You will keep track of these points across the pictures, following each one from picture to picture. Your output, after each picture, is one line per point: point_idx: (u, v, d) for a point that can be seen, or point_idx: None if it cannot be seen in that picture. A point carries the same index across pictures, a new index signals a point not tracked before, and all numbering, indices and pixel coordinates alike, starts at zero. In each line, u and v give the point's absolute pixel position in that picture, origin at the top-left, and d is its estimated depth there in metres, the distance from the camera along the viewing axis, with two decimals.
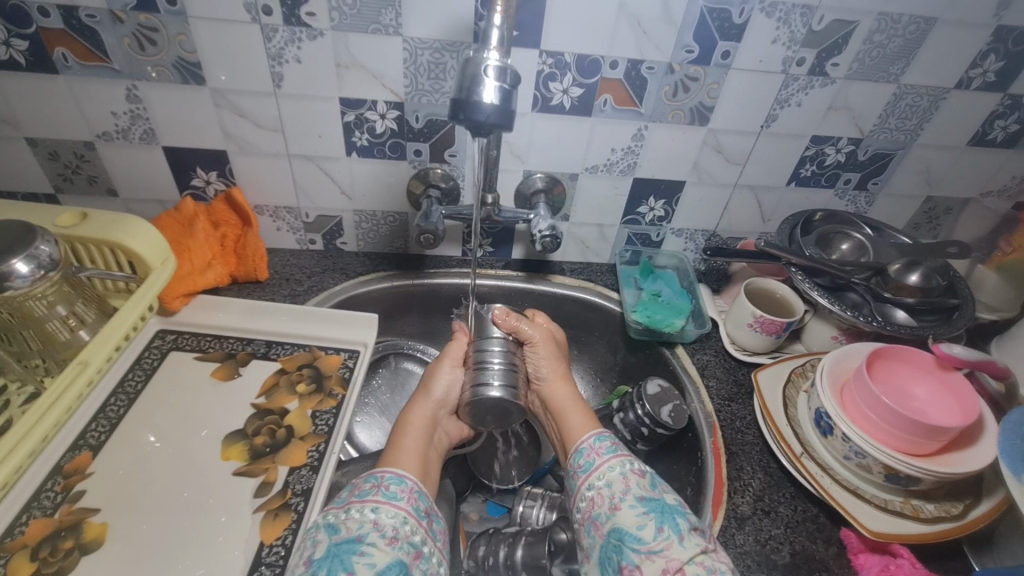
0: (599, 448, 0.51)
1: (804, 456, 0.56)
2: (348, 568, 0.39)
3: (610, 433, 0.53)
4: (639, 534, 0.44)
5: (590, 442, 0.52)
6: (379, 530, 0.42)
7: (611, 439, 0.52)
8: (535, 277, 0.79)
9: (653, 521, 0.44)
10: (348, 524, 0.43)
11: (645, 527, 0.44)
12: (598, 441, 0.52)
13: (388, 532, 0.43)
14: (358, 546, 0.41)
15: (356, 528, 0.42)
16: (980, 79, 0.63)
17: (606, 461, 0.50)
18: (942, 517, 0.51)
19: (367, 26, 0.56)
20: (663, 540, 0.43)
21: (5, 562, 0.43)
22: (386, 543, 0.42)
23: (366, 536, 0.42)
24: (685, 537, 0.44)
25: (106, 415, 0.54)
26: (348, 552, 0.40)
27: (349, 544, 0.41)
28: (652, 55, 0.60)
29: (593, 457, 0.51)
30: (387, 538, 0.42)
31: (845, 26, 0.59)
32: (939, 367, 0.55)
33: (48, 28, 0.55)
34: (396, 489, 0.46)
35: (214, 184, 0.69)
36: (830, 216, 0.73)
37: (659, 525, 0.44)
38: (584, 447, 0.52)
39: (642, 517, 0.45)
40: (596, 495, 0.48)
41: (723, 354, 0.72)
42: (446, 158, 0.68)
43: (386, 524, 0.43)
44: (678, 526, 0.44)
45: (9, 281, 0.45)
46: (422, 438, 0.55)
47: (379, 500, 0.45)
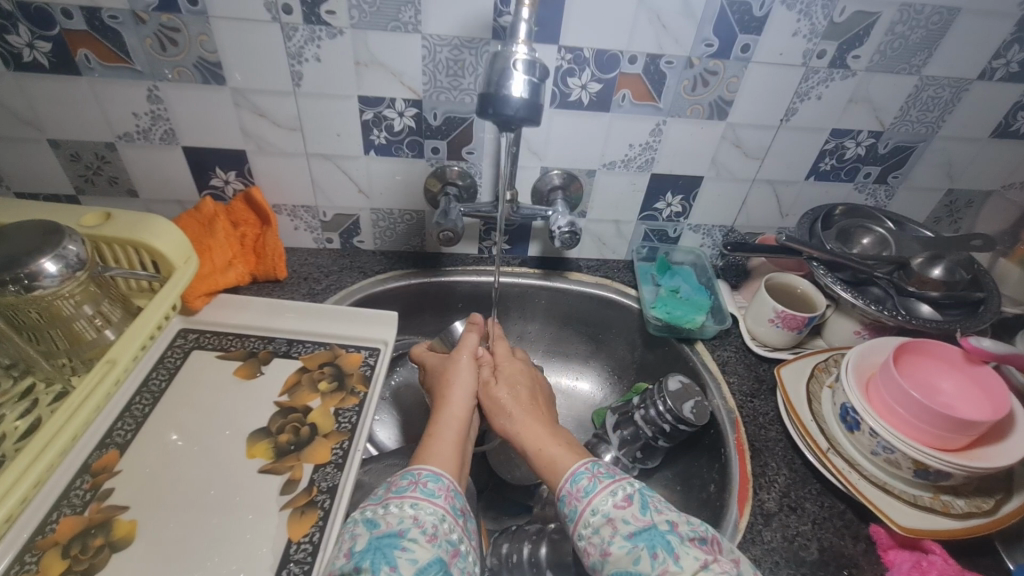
0: (579, 489, 0.47)
1: (831, 451, 0.56)
2: (391, 562, 0.39)
3: (584, 467, 0.48)
4: (637, 571, 0.40)
5: (567, 486, 0.47)
6: (420, 527, 0.42)
7: (586, 476, 0.47)
8: (551, 274, 0.79)
9: (645, 552, 0.41)
10: (387, 518, 0.43)
11: (640, 561, 0.40)
12: (575, 483, 0.47)
13: (428, 530, 0.43)
14: (400, 540, 0.41)
15: (396, 523, 0.42)
16: (1004, 70, 0.63)
17: (587, 502, 0.45)
18: (973, 513, 0.51)
19: (386, 24, 0.56)
20: (660, 568, 0.40)
21: (38, 560, 0.43)
22: (426, 540, 0.42)
23: (407, 532, 0.42)
24: (679, 555, 0.40)
25: (131, 414, 0.54)
26: (390, 547, 0.40)
27: (390, 538, 0.41)
28: (671, 49, 0.60)
29: (574, 502, 0.46)
30: (427, 535, 0.42)
31: (867, 17, 0.58)
32: (965, 361, 0.55)
33: (71, 30, 0.55)
34: (434, 486, 0.46)
35: (233, 184, 0.69)
36: (851, 210, 0.72)
37: (652, 553, 0.40)
38: (565, 492, 0.47)
39: (634, 551, 0.41)
40: (587, 544, 0.44)
41: (744, 350, 0.71)
42: (464, 155, 0.68)
43: (425, 520, 0.43)
44: (671, 545, 0.40)
45: (37, 280, 0.46)
46: (462, 431, 0.54)
47: (418, 497, 0.45)
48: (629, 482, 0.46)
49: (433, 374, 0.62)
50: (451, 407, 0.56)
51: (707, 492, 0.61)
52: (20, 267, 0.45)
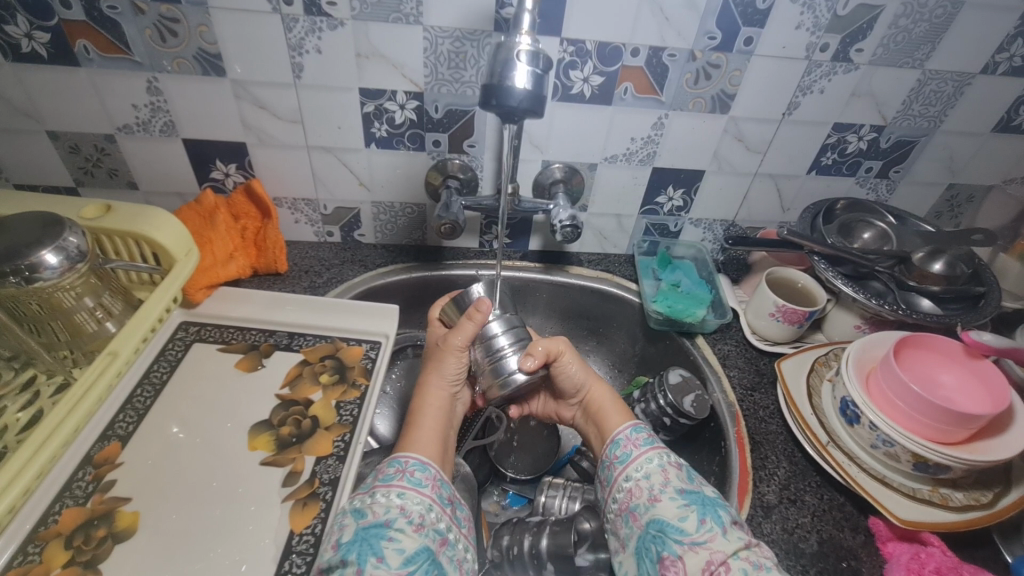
0: (636, 439, 0.51)
1: (831, 445, 0.56)
2: (377, 553, 0.40)
3: (647, 424, 0.53)
4: (681, 525, 0.43)
5: (626, 435, 0.52)
6: (407, 516, 0.43)
7: (648, 431, 0.52)
8: (552, 268, 0.79)
9: (695, 512, 0.44)
10: (374, 508, 0.43)
11: (688, 518, 0.43)
12: (635, 433, 0.52)
13: (415, 519, 0.43)
14: (386, 531, 0.41)
15: (383, 513, 0.43)
16: (1006, 64, 0.63)
17: (643, 452, 0.49)
18: (971, 506, 0.51)
19: (388, 15, 0.56)
20: (706, 531, 0.43)
21: (41, 550, 0.43)
22: (414, 529, 0.42)
23: (394, 522, 0.42)
24: (728, 528, 0.43)
25: (133, 406, 0.54)
26: (377, 537, 0.41)
27: (377, 528, 0.41)
28: (673, 42, 0.59)
29: (630, 448, 0.50)
30: (414, 524, 0.42)
31: (871, 10, 0.58)
32: (967, 355, 0.55)
33: (70, 20, 0.55)
34: (421, 476, 0.46)
35: (233, 177, 0.69)
36: (852, 205, 0.72)
37: (701, 516, 0.43)
38: (620, 438, 0.52)
39: (684, 508, 0.44)
40: (634, 486, 0.48)
41: (744, 344, 0.71)
42: (465, 149, 0.67)
43: (412, 510, 0.43)
44: (721, 518, 0.43)
45: (38, 272, 0.46)
46: (440, 420, 0.54)
47: (405, 486, 0.45)
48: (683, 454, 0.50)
49: (429, 353, 0.60)
50: (433, 391, 0.56)
51: (707, 484, 0.61)
52: (20, 259, 0.45)
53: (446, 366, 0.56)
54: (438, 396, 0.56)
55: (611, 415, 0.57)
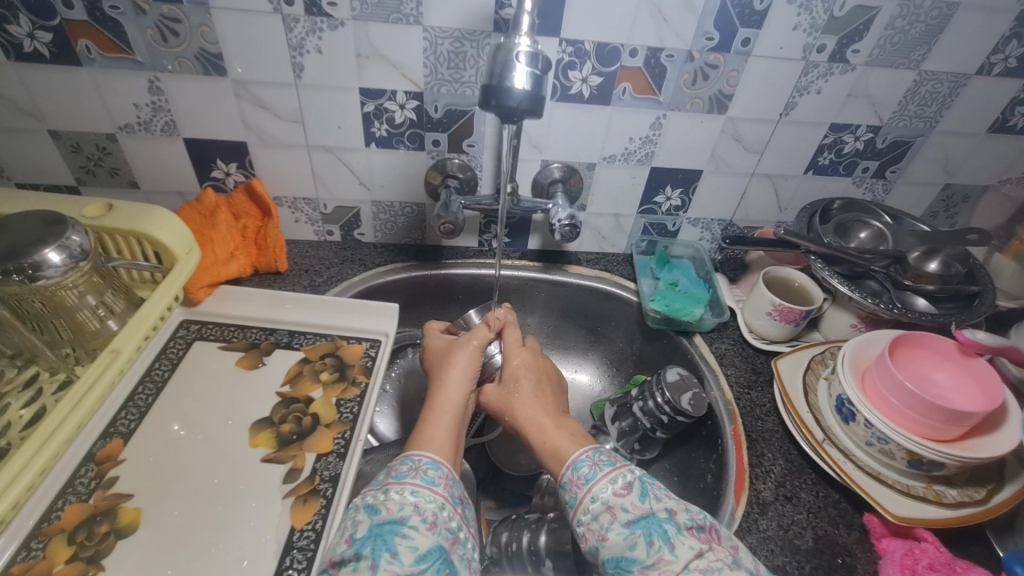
0: (579, 476, 0.47)
1: (827, 442, 0.57)
2: (391, 549, 0.40)
3: (586, 455, 0.48)
4: (632, 557, 0.41)
5: (568, 473, 0.48)
6: (421, 514, 0.43)
7: (588, 464, 0.47)
8: (550, 267, 0.80)
9: (642, 539, 0.41)
10: (388, 505, 0.43)
11: (637, 547, 0.41)
12: (576, 471, 0.47)
13: (429, 517, 0.43)
14: (400, 527, 0.42)
15: (397, 510, 0.43)
16: (1002, 65, 0.63)
17: (587, 490, 0.46)
18: (965, 503, 0.51)
19: (388, 16, 0.56)
20: (654, 554, 0.40)
21: (45, 546, 0.43)
22: (427, 527, 0.43)
23: (408, 519, 0.42)
24: (676, 543, 0.41)
25: (135, 403, 0.54)
26: (391, 534, 0.41)
27: (391, 525, 0.42)
28: (671, 43, 0.60)
29: (576, 489, 0.47)
30: (428, 523, 0.43)
31: (867, 11, 0.58)
32: (960, 354, 0.55)
33: (71, 20, 0.55)
34: (434, 474, 0.47)
35: (234, 176, 0.69)
36: (848, 205, 0.73)
37: (649, 540, 0.41)
38: (566, 479, 0.48)
39: (631, 538, 0.42)
40: (585, 530, 0.45)
41: (741, 342, 0.72)
42: (464, 148, 0.68)
43: (426, 508, 0.44)
44: (667, 534, 0.41)
45: (41, 270, 0.46)
46: (456, 414, 0.54)
47: (418, 484, 0.45)
48: (629, 470, 0.46)
49: (434, 357, 0.62)
50: (447, 391, 0.56)
51: (703, 482, 0.62)
52: (23, 257, 0.45)
53: (463, 362, 0.58)
54: (452, 392, 0.56)
55: (553, 444, 0.51)
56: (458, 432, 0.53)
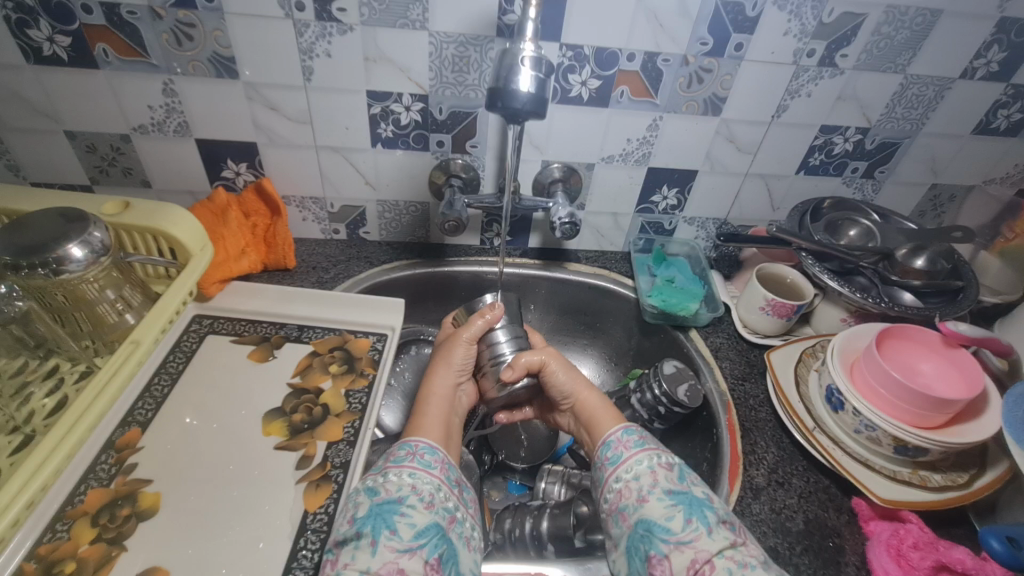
0: (627, 441, 0.52)
1: (817, 430, 0.59)
2: (391, 526, 0.42)
3: (637, 427, 0.54)
4: (667, 525, 0.44)
5: (618, 437, 0.53)
6: (418, 494, 0.45)
7: (639, 434, 0.53)
8: (551, 265, 0.82)
9: (680, 513, 0.45)
10: (386, 486, 0.46)
11: (674, 518, 0.45)
12: (625, 435, 0.53)
13: (425, 498, 0.45)
14: (399, 506, 0.44)
15: (395, 490, 0.45)
16: (984, 70, 0.66)
17: (632, 454, 0.51)
18: (948, 486, 0.54)
19: (395, 21, 0.58)
20: (691, 531, 0.44)
21: (69, 528, 0.45)
22: (424, 506, 0.45)
23: (406, 499, 0.45)
24: (714, 528, 0.44)
25: (151, 394, 0.56)
26: (389, 512, 0.43)
27: (389, 504, 0.44)
28: (668, 47, 0.62)
29: (621, 450, 0.52)
30: (425, 502, 0.45)
31: (855, 18, 0.61)
32: (943, 345, 0.58)
33: (90, 24, 0.57)
34: (430, 458, 0.49)
35: (244, 175, 0.71)
36: (838, 203, 0.75)
37: (687, 516, 0.45)
38: (612, 441, 0.53)
39: (671, 508, 0.45)
40: (624, 487, 0.49)
41: (735, 337, 0.74)
42: (468, 149, 0.70)
43: (423, 489, 0.46)
44: (707, 519, 0.44)
45: (65, 264, 0.48)
46: (445, 406, 0.57)
47: (415, 467, 0.48)
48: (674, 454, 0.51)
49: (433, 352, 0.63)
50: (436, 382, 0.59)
51: (699, 470, 0.64)
52: (47, 252, 0.47)
53: (452, 356, 0.60)
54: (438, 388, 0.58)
55: (597, 420, 0.57)
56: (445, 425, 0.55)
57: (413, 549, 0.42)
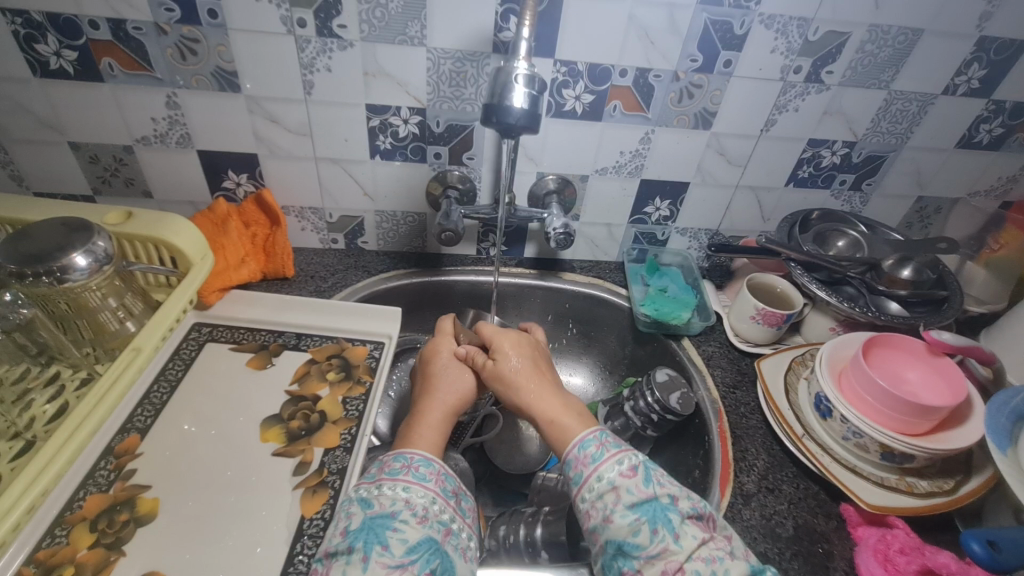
0: (585, 457, 0.49)
1: (806, 437, 0.60)
2: (383, 542, 0.43)
3: (592, 437, 0.50)
4: (636, 541, 0.44)
5: (574, 453, 0.50)
6: (411, 509, 0.46)
7: (594, 445, 0.49)
8: (546, 274, 0.83)
9: (646, 526, 0.44)
10: (380, 500, 0.46)
11: (640, 532, 0.44)
12: (583, 450, 0.49)
13: (419, 512, 0.46)
14: (391, 521, 0.44)
15: (389, 505, 0.46)
16: (965, 86, 0.68)
17: (593, 471, 0.48)
18: (935, 493, 0.55)
19: (394, 37, 0.60)
20: (659, 542, 0.43)
21: (68, 533, 0.46)
22: (417, 521, 0.45)
23: (398, 513, 0.45)
24: (680, 534, 0.44)
25: (151, 401, 0.57)
26: (383, 527, 0.44)
27: (383, 518, 0.45)
28: (658, 64, 0.64)
29: (581, 468, 0.49)
30: (418, 516, 0.45)
31: (839, 36, 0.63)
32: (928, 353, 0.59)
33: (97, 39, 0.58)
34: (425, 470, 0.49)
35: (244, 186, 0.73)
36: (825, 215, 0.77)
37: (653, 528, 0.44)
38: (571, 458, 0.50)
39: (635, 524, 0.44)
40: (589, 507, 0.47)
41: (727, 345, 0.75)
42: (464, 161, 0.72)
43: (417, 503, 0.46)
44: (672, 525, 0.44)
45: (68, 273, 0.49)
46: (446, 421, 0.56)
47: (410, 481, 0.48)
48: (636, 454, 0.49)
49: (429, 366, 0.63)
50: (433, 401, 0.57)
51: (692, 477, 0.65)
52: (52, 261, 0.48)
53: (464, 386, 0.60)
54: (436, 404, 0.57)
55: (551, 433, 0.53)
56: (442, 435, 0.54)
57: (404, 565, 0.42)
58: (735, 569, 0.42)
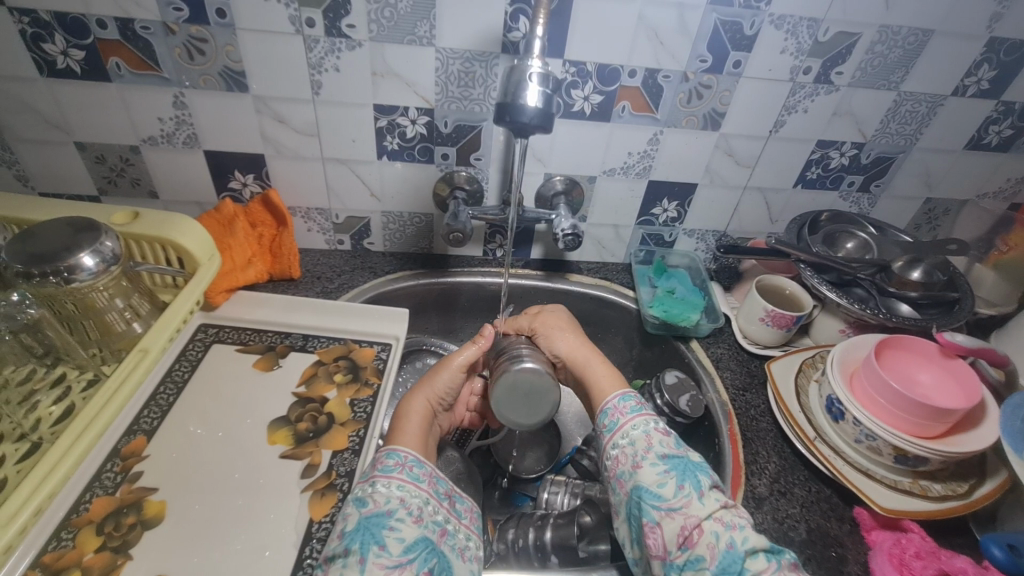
0: (624, 407, 0.52)
1: (818, 439, 0.60)
2: (379, 541, 0.41)
3: (634, 394, 0.54)
4: (660, 492, 0.45)
5: (614, 403, 0.53)
6: (406, 508, 0.45)
7: (636, 400, 0.53)
8: (553, 276, 0.83)
9: (673, 479, 0.45)
10: (375, 498, 0.45)
11: (666, 484, 0.45)
12: (622, 401, 0.53)
13: (414, 511, 0.45)
14: (387, 520, 0.43)
15: (384, 503, 0.44)
16: (975, 87, 0.68)
17: (629, 419, 0.51)
18: (949, 496, 0.54)
19: (403, 37, 0.60)
20: (683, 497, 0.44)
21: (74, 537, 0.45)
22: (413, 521, 0.44)
23: (394, 512, 0.44)
24: (705, 493, 0.44)
25: (157, 402, 0.57)
26: (378, 526, 0.42)
27: (378, 517, 0.43)
28: (668, 64, 0.64)
29: (617, 416, 0.52)
30: (414, 516, 0.44)
31: (849, 37, 0.63)
32: (942, 355, 0.59)
33: (104, 39, 0.58)
34: (418, 471, 0.48)
35: (250, 186, 0.72)
36: (835, 216, 0.77)
37: (680, 482, 0.45)
38: (609, 407, 0.53)
39: (664, 474, 0.45)
40: (620, 453, 0.49)
41: (736, 347, 0.75)
42: (471, 161, 0.71)
43: (412, 502, 0.45)
44: (699, 483, 0.45)
45: (75, 273, 0.49)
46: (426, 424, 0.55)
47: (404, 479, 0.47)
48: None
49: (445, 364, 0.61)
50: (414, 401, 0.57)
51: None
52: (59, 261, 0.48)
53: (438, 384, 0.59)
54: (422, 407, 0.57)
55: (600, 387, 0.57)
56: (424, 434, 0.54)
57: (403, 565, 0.41)
58: (754, 540, 0.41)
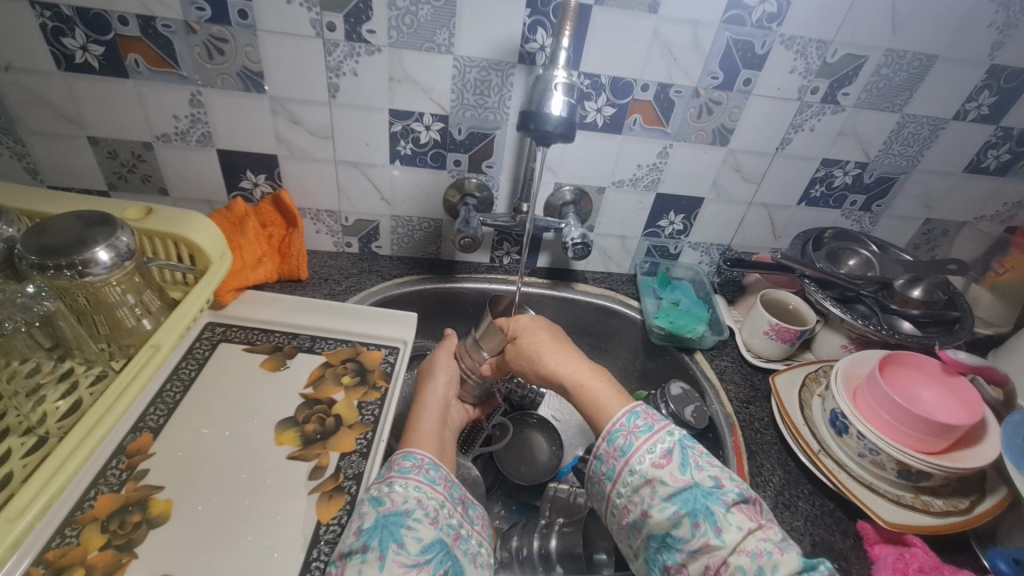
0: (615, 449, 0.50)
1: (822, 452, 0.60)
2: (398, 540, 0.41)
3: (619, 426, 0.50)
4: (679, 535, 0.44)
5: (604, 447, 0.50)
6: (424, 509, 0.44)
7: (622, 436, 0.49)
8: (558, 284, 0.83)
9: (687, 520, 0.44)
10: (392, 497, 0.45)
11: (682, 526, 0.44)
12: (611, 443, 0.50)
13: (431, 513, 0.45)
14: (405, 519, 0.43)
15: (402, 503, 0.44)
16: (975, 112, 0.69)
17: (624, 463, 0.48)
18: (950, 512, 0.55)
19: (422, 44, 0.61)
20: (700, 537, 0.43)
21: (78, 533, 0.45)
22: (429, 522, 0.44)
23: (412, 512, 0.44)
24: (723, 527, 0.43)
25: (163, 400, 0.56)
26: (396, 525, 0.42)
27: (396, 516, 0.43)
28: (679, 80, 0.65)
29: (613, 462, 0.49)
30: (430, 518, 0.44)
31: (856, 59, 0.64)
32: (943, 372, 0.60)
33: (124, 35, 0.58)
34: (434, 473, 0.48)
35: (262, 187, 0.72)
36: (839, 234, 0.78)
37: (694, 522, 0.44)
38: (602, 452, 0.51)
39: (676, 518, 0.44)
40: (628, 502, 0.48)
41: (739, 360, 0.76)
42: (484, 168, 0.72)
43: (428, 504, 0.45)
44: (714, 518, 0.44)
45: (90, 267, 0.49)
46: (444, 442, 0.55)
47: (421, 481, 0.47)
48: (668, 437, 0.49)
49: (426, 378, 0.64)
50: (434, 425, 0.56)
51: None
52: (74, 254, 0.48)
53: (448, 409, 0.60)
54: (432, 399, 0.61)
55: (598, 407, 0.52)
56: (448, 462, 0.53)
57: (420, 565, 0.41)
58: (785, 565, 0.41)
